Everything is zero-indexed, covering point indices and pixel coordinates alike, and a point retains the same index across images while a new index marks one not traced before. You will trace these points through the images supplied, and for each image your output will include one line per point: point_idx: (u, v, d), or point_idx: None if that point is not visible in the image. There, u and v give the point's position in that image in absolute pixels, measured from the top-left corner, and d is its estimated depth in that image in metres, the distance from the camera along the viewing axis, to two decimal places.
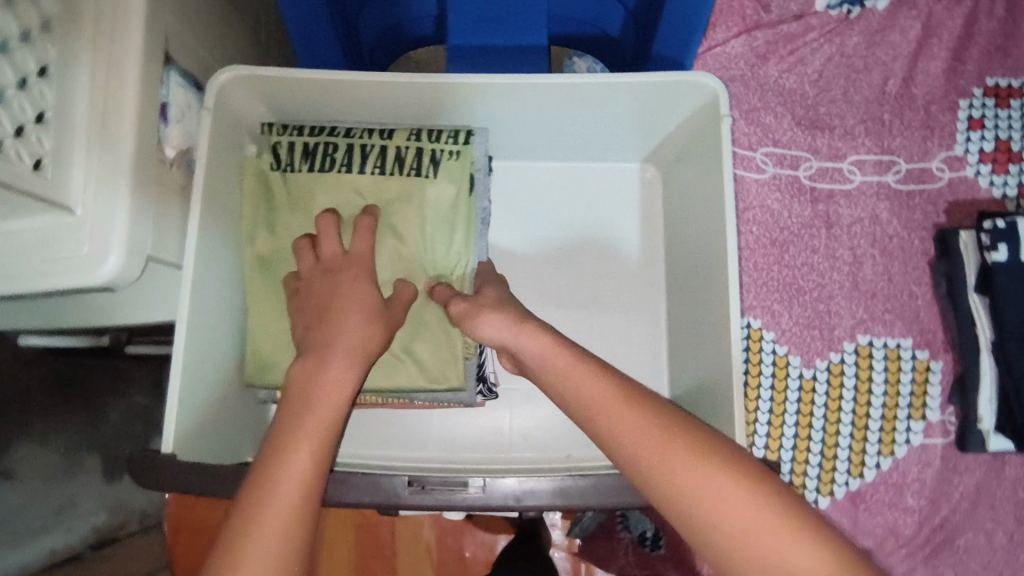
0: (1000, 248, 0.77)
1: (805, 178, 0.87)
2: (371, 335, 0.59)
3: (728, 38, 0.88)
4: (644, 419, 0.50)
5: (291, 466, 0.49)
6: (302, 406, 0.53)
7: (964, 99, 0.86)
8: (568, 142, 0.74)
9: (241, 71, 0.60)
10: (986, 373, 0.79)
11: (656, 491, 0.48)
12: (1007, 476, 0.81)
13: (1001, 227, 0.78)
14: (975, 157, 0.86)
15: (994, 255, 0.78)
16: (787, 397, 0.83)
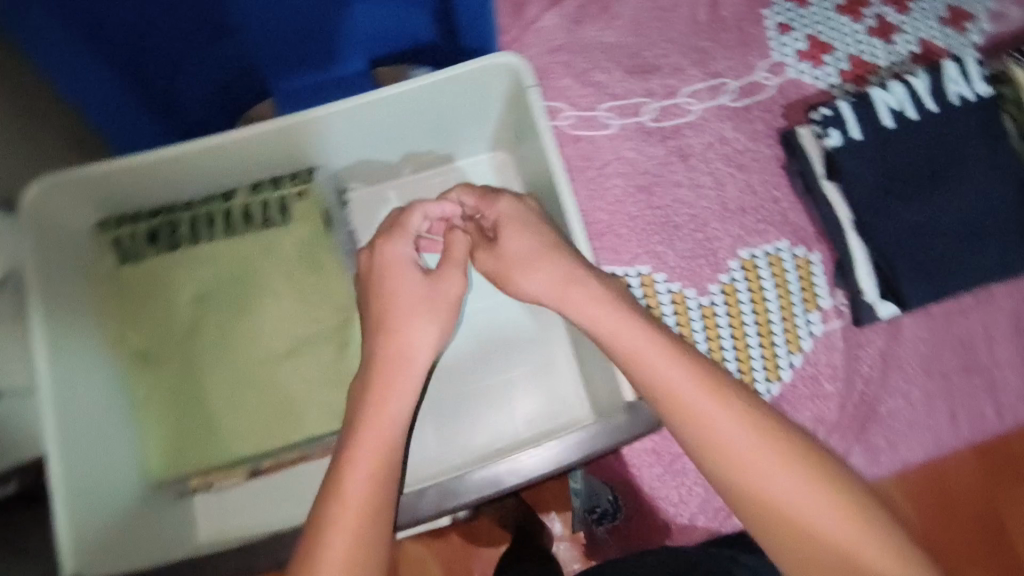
0: (831, 134, 0.82)
1: (649, 120, 0.89)
2: (424, 323, 0.54)
3: (541, 13, 0.91)
4: (739, 425, 0.47)
5: (342, 508, 0.46)
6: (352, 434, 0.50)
7: (767, 9, 0.92)
8: (413, 151, 0.74)
9: (50, 180, 0.58)
10: (856, 249, 0.83)
11: (755, 512, 0.46)
12: (906, 337, 0.85)
13: (828, 114, 0.82)
14: (793, 59, 0.91)
15: (829, 141, 0.82)
16: (692, 328, 0.85)
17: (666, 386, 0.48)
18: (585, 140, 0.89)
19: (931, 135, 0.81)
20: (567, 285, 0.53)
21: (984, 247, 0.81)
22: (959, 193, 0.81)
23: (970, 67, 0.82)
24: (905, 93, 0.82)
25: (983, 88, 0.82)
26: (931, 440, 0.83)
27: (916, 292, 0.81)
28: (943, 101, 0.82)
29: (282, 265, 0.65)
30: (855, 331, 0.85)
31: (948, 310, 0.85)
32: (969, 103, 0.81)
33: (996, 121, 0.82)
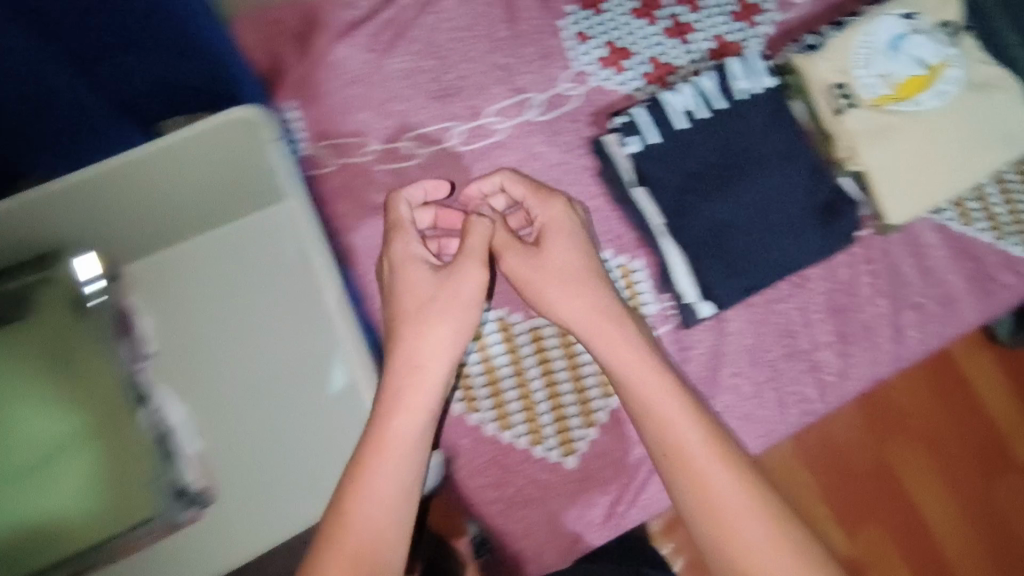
0: (630, 141, 0.82)
1: (457, 145, 0.86)
2: (462, 316, 0.66)
3: (330, 46, 0.85)
4: (725, 482, 0.61)
5: (354, 516, 0.57)
6: (375, 453, 0.59)
7: (562, 19, 0.90)
8: (182, 219, 0.69)
9: None
10: (671, 252, 0.83)
11: (719, 549, 0.59)
12: (731, 330, 0.86)
13: (625, 123, 0.83)
14: (594, 67, 0.90)
15: (629, 148, 0.82)
16: (523, 355, 0.82)
17: (668, 433, 0.63)
18: (391, 175, 0.85)
19: (727, 132, 0.83)
20: (601, 317, 0.69)
21: (790, 234, 0.82)
22: (761, 185, 0.82)
23: (752, 62, 0.84)
24: (693, 94, 0.83)
25: (768, 81, 0.84)
26: (763, 430, 0.85)
27: (727, 288, 0.82)
28: (730, 98, 0.83)
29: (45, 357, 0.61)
30: (682, 332, 0.86)
31: (767, 299, 0.87)
32: (756, 96, 0.84)
33: (783, 111, 0.84)
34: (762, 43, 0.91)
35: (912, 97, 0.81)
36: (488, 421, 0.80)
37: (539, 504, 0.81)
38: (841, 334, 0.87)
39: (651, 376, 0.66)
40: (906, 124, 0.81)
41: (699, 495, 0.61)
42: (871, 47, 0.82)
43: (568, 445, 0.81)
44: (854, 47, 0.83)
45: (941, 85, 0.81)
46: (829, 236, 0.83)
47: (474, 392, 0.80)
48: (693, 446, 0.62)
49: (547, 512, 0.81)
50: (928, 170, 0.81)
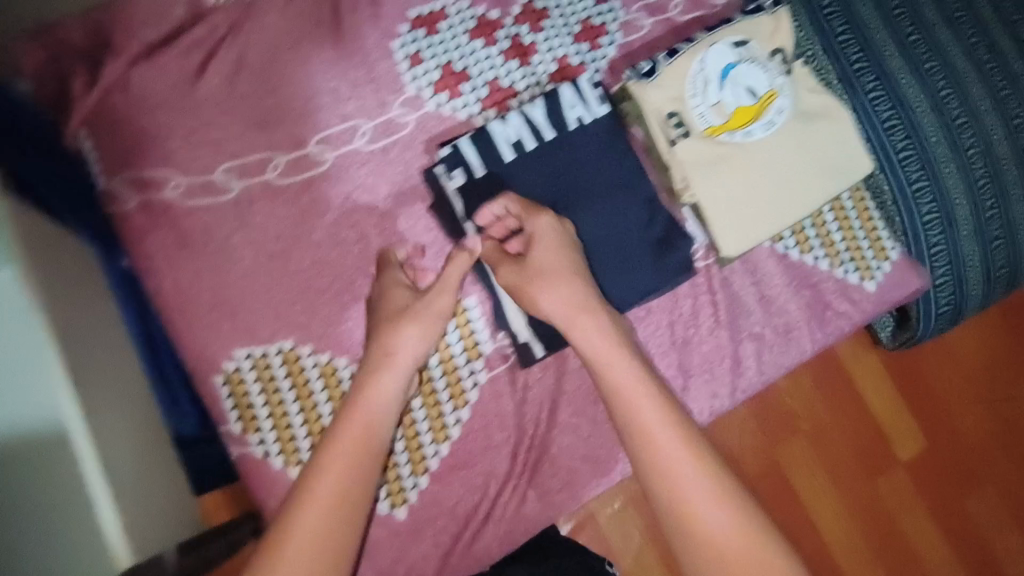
0: (455, 174, 0.79)
1: (276, 177, 0.80)
2: (431, 323, 0.74)
3: (128, 69, 0.76)
4: (669, 432, 0.66)
5: (324, 480, 0.65)
6: (351, 423, 0.69)
7: (395, 40, 0.84)
8: None
9: None
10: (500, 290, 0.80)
11: (660, 491, 0.65)
12: (571, 367, 0.85)
13: (450, 154, 0.79)
14: (429, 92, 0.85)
15: (453, 182, 0.79)
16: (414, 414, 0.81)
17: (618, 387, 0.69)
18: (203, 210, 0.78)
19: (557, 164, 0.80)
20: (580, 307, 0.73)
21: (623, 269, 0.80)
22: (591, 221, 0.80)
23: (587, 91, 0.81)
24: (521, 124, 0.79)
25: (603, 109, 0.81)
26: (601, 469, 0.85)
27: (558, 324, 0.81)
28: (562, 128, 0.80)
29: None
30: (516, 371, 0.84)
31: None
32: (588, 126, 0.80)
33: (618, 142, 0.81)
34: (604, 67, 0.88)
35: (743, 127, 0.81)
36: None
37: (368, 557, 0.79)
38: (683, 369, 0.86)
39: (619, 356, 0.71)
40: (738, 153, 0.81)
41: (657, 458, 0.66)
42: (705, 73, 0.80)
43: (398, 495, 0.80)
44: (688, 75, 0.80)
45: (770, 115, 0.81)
46: (664, 270, 0.81)
47: (296, 445, 0.79)
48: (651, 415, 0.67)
49: (377, 566, 0.79)
50: (759, 199, 0.81)
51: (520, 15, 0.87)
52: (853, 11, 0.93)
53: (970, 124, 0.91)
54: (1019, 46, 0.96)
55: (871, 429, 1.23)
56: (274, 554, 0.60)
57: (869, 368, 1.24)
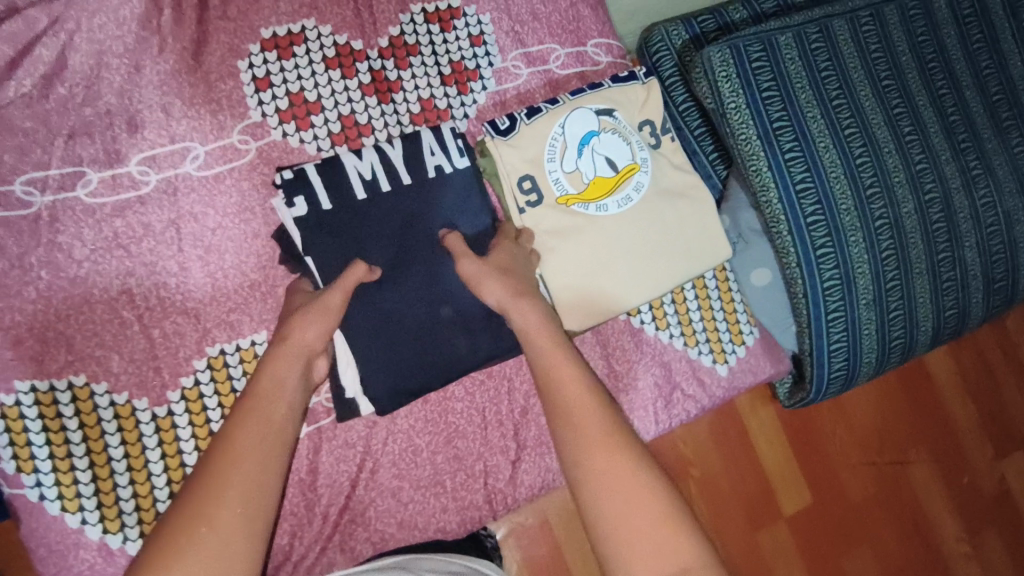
0: (297, 201, 0.74)
1: (84, 196, 0.73)
2: (321, 328, 0.68)
3: None
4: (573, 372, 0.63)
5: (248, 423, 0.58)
6: (276, 380, 0.63)
7: (242, 59, 0.77)
8: None
9: None
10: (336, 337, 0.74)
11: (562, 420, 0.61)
12: (399, 427, 0.80)
13: (292, 177, 0.74)
14: (275, 119, 0.78)
15: (296, 210, 0.74)
16: None
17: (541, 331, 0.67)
18: None
19: (406, 215, 0.77)
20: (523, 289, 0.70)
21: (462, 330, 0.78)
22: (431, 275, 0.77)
23: (448, 141, 0.79)
24: (379, 162, 0.77)
25: (462, 161, 0.80)
26: (419, 537, 0.80)
27: (389, 382, 0.76)
28: (418, 173, 0.78)
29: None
30: (338, 426, 0.78)
31: (445, 394, 0.81)
32: (446, 176, 0.79)
33: (472, 197, 0.80)
34: (472, 112, 0.85)
35: (598, 200, 0.78)
36: (92, 524, 0.72)
37: None
38: (518, 439, 0.84)
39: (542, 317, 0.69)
40: (590, 225, 0.78)
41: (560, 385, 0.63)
42: (564, 138, 0.78)
43: None
44: (547, 137, 0.78)
45: (627, 190, 0.79)
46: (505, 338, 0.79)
47: (77, 490, 0.72)
48: (559, 358, 0.65)
49: None
50: (606, 276, 0.79)
51: (386, 48, 0.82)
52: (783, 69, 0.91)
53: (881, 195, 0.92)
54: (942, 120, 0.95)
55: (760, 485, 1.21)
56: (223, 472, 0.54)
57: (762, 427, 1.21)
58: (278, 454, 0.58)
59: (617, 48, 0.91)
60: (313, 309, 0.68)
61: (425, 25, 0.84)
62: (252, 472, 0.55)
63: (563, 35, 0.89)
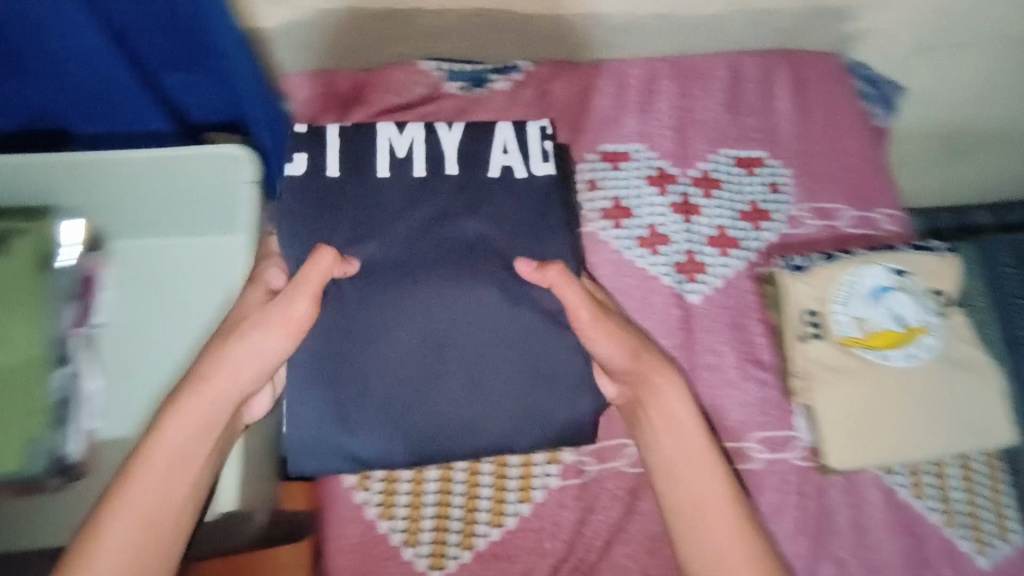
0: (297, 157, 0.79)
1: None
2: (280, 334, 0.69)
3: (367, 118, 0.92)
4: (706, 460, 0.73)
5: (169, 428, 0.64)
6: (207, 383, 0.67)
7: (584, 164, 0.96)
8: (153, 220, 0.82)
9: None
10: (321, 329, 0.74)
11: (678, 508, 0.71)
12: (640, 511, 0.84)
13: (301, 132, 0.80)
14: (596, 215, 0.94)
15: (293, 164, 0.78)
16: (480, 480, 0.82)
17: (669, 408, 0.76)
18: None
19: (438, 220, 0.77)
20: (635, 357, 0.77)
21: (472, 380, 0.74)
22: (452, 307, 0.75)
23: (529, 147, 0.82)
24: (422, 138, 0.82)
25: (548, 167, 0.82)
26: None
27: (324, 436, 0.74)
28: (481, 170, 0.81)
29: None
30: (587, 488, 0.84)
31: None
32: (515, 176, 0.80)
33: (548, 217, 0.79)
34: (761, 246, 0.94)
35: (882, 350, 0.81)
36: (372, 505, 0.81)
37: None
38: None
39: (693, 432, 0.74)
40: (871, 374, 0.80)
41: (681, 472, 0.73)
42: (856, 287, 0.83)
43: (438, 559, 0.80)
44: (839, 281, 0.83)
45: (913, 348, 0.81)
46: (517, 395, 0.75)
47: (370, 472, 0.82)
48: (684, 441, 0.74)
49: None
50: (862, 425, 0.80)
51: (697, 178, 0.97)
52: None
53: None
54: None
55: None
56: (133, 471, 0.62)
57: None
58: (179, 478, 0.64)
59: (904, 220, 0.97)
60: (263, 323, 0.69)
61: (733, 167, 0.98)
62: (152, 486, 0.62)
63: (853, 199, 0.98)
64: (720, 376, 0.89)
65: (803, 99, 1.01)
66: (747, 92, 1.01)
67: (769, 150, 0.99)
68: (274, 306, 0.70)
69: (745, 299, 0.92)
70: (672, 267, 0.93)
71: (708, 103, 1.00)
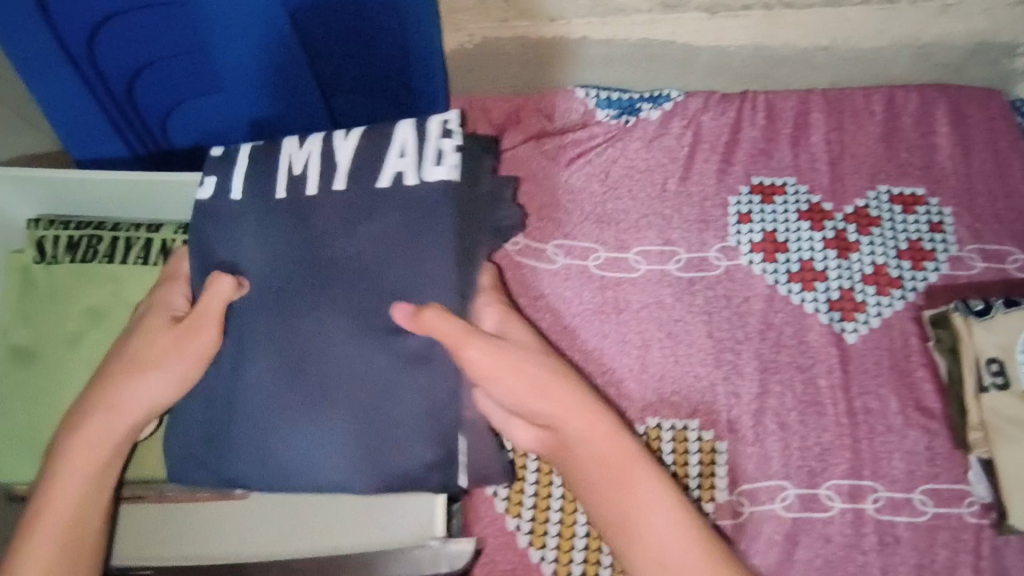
0: (207, 182, 0.69)
1: (594, 266, 0.92)
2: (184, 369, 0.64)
3: (518, 143, 0.95)
4: (658, 502, 0.62)
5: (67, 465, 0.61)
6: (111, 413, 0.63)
7: (733, 196, 0.94)
8: None
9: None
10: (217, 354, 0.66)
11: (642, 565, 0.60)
12: (799, 559, 0.81)
13: (222, 156, 0.70)
14: (747, 248, 0.92)
15: (203, 187, 0.69)
16: None
17: (600, 445, 0.64)
18: (529, 268, 0.91)
19: (318, 234, 0.65)
20: (545, 387, 0.65)
21: (277, 424, 0.63)
22: (319, 338, 0.63)
23: (427, 147, 0.65)
24: (319, 153, 0.68)
25: (439, 168, 0.64)
26: None
27: (191, 464, 0.66)
28: (367, 183, 0.65)
29: (12, 295, 0.71)
30: (742, 530, 0.82)
31: (852, 543, 0.81)
32: (401, 186, 0.64)
33: (438, 217, 0.64)
34: (921, 287, 0.90)
35: None
36: (524, 533, 0.80)
37: None
38: None
39: (628, 470, 0.63)
40: None
41: (636, 522, 0.61)
42: None
43: None
44: None
45: None
46: (377, 443, 0.62)
47: (522, 499, 0.81)
48: (627, 483, 0.63)
49: None
50: None
51: (851, 214, 0.94)
52: None
53: None
54: None
55: None
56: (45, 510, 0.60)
57: None
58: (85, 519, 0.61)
59: None
60: (163, 369, 0.64)
61: (889, 204, 0.94)
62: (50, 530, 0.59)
63: None
64: (884, 421, 0.85)
65: (965, 136, 0.96)
66: (905, 126, 0.97)
67: (930, 188, 0.95)
68: (175, 337, 0.65)
69: (907, 344, 0.88)
70: (826, 304, 0.90)
71: (864, 137, 0.97)
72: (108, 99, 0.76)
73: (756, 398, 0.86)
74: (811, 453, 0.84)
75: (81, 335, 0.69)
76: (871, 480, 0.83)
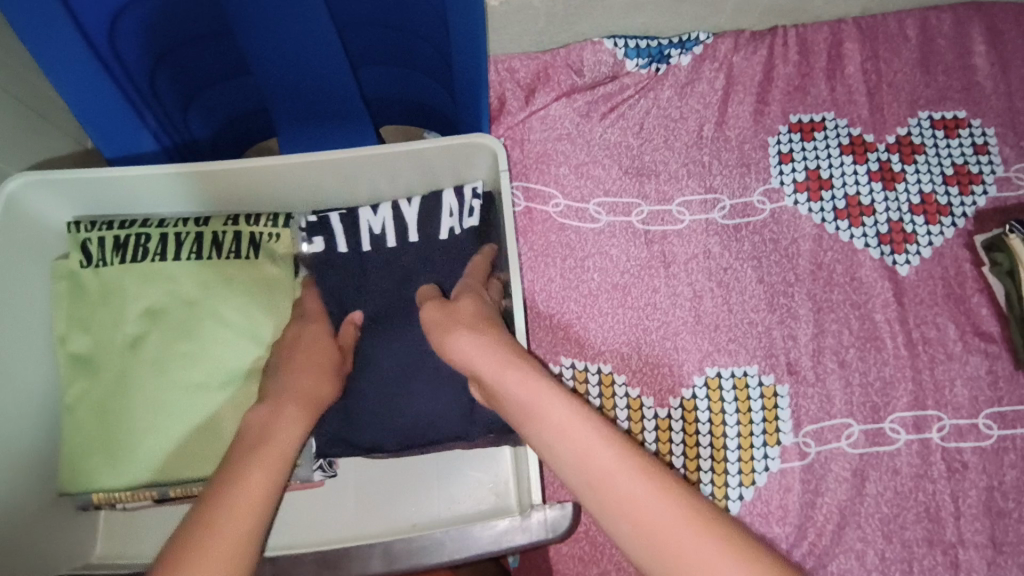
0: (314, 241, 0.76)
1: (638, 222, 0.90)
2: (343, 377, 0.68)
3: (549, 102, 0.92)
4: (581, 422, 0.57)
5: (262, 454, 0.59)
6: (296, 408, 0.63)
7: (772, 136, 0.93)
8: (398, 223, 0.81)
9: (38, 175, 0.66)
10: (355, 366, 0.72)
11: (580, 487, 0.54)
12: (869, 493, 0.81)
13: (316, 220, 0.76)
14: (791, 188, 0.91)
15: (311, 247, 0.76)
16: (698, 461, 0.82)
17: (514, 382, 0.60)
18: (572, 229, 0.90)
19: (394, 256, 0.76)
20: (467, 336, 0.63)
21: (382, 407, 0.71)
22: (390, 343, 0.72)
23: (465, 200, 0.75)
24: (392, 216, 0.76)
25: (471, 222, 0.75)
26: None
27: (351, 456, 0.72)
28: (428, 236, 0.76)
29: (63, 299, 0.69)
30: (812, 471, 0.82)
31: (921, 474, 0.82)
32: (455, 239, 0.76)
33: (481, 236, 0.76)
34: (970, 213, 0.89)
35: None
36: None
37: None
38: (995, 541, 0.79)
39: (546, 395, 0.59)
40: None
41: (562, 446, 0.56)
42: None
43: None
44: None
45: None
46: (462, 412, 0.70)
47: None
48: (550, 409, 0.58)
49: None
50: None
51: (893, 144, 0.92)
52: None
53: None
54: None
55: None
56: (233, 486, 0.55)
57: None
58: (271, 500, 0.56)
59: None
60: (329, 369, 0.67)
61: (931, 129, 0.93)
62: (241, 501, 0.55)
63: None
64: (943, 350, 0.85)
65: (1004, 56, 0.94)
66: (941, 49, 0.94)
67: (970, 111, 0.93)
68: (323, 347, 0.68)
69: (959, 270, 0.87)
70: (875, 239, 0.89)
71: (900, 64, 0.94)
72: (130, 84, 0.72)
73: (813, 339, 0.86)
74: (873, 388, 0.84)
75: (141, 336, 0.69)
76: (935, 409, 0.83)
